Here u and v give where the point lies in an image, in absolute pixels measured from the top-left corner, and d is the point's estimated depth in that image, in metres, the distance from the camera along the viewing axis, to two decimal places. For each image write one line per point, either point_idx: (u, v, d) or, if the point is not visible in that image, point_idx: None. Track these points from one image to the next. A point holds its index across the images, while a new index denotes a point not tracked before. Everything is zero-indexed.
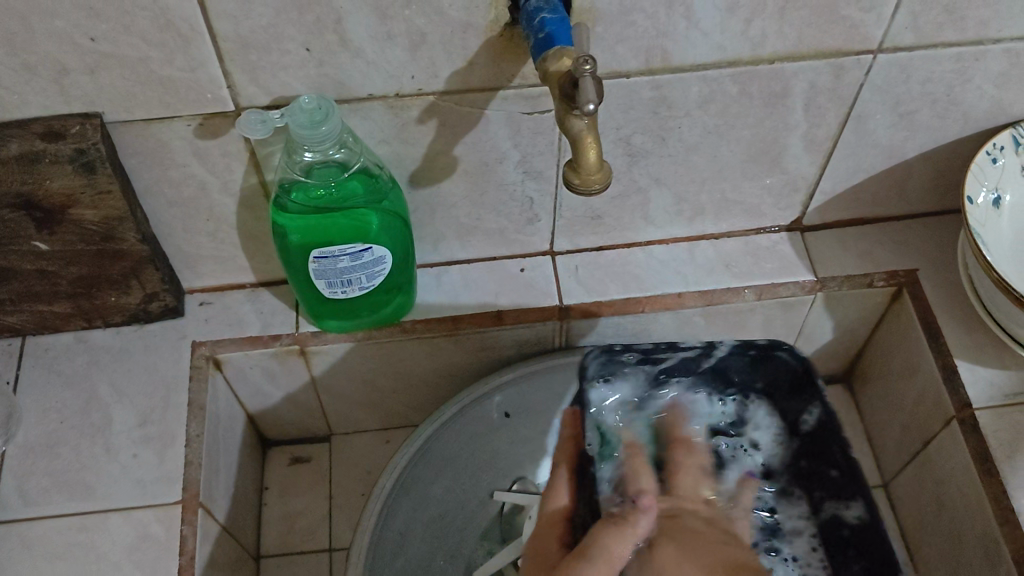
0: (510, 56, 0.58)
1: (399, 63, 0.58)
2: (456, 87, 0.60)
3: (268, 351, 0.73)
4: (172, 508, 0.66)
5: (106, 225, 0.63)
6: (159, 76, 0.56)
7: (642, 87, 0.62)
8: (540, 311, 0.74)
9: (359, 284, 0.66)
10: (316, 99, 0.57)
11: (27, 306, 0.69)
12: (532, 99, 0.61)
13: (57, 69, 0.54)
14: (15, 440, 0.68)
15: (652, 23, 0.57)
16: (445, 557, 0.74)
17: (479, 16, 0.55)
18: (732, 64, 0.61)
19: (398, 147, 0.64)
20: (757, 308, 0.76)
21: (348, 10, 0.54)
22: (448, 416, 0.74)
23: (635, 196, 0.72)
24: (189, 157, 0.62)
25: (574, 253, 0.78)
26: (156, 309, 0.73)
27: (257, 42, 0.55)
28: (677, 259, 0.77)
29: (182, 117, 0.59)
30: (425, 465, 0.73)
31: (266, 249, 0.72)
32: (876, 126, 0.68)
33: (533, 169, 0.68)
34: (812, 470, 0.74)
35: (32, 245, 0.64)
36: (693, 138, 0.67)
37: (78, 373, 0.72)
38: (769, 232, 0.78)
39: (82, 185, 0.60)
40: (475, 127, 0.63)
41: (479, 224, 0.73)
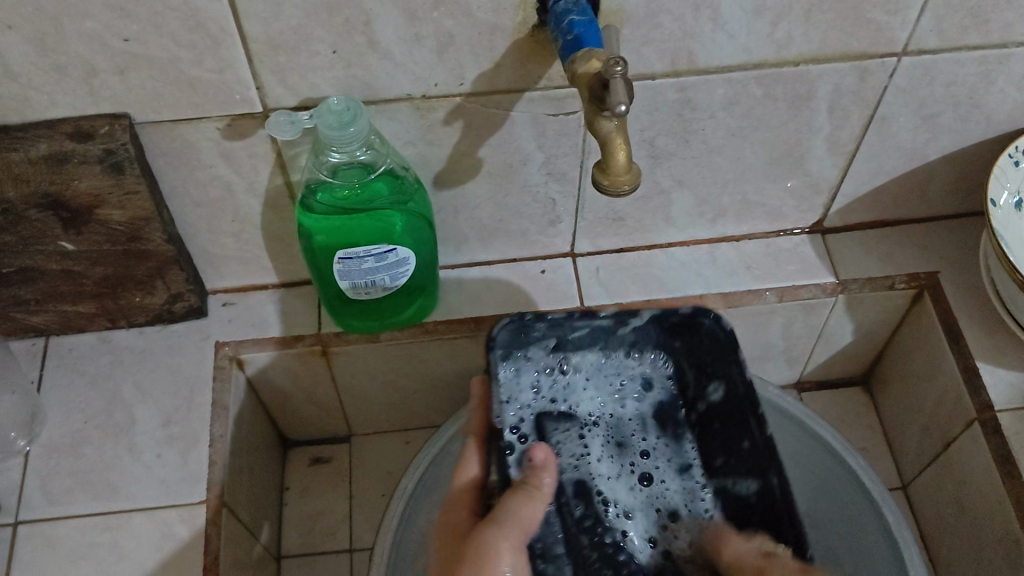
0: (537, 58, 0.58)
1: (425, 64, 0.58)
2: (482, 89, 0.60)
3: (290, 352, 0.73)
4: (196, 508, 0.66)
5: (133, 225, 0.64)
6: (188, 77, 0.56)
7: (666, 89, 0.62)
8: (561, 313, 0.74)
9: (383, 285, 0.67)
10: (344, 101, 0.57)
11: (52, 306, 0.69)
12: (557, 101, 0.62)
13: (87, 70, 0.55)
14: (40, 439, 0.69)
15: (679, 25, 0.57)
16: None
17: (507, 18, 0.55)
18: (757, 66, 0.61)
19: (423, 149, 0.64)
20: (779, 310, 0.76)
21: (377, 11, 0.54)
22: None
23: (657, 198, 0.72)
24: (216, 158, 0.62)
25: (595, 255, 0.78)
26: (179, 309, 0.73)
27: (286, 43, 0.55)
28: (698, 261, 0.77)
29: (210, 119, 0.59)
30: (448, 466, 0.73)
31: (289, 250, 0.72)
32: (899, 128, 0.68)
33: (556, 170, 0.68)
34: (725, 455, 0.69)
35: (58, 245, 0.64)
36: (716, 140, 0.67)
37: (102, 373, 0.72)
38: (789, 234, 0.79)
39: (110, 186, 0.60)
40: (500, 129, 0.63)
41: (501, 226, 0.73)
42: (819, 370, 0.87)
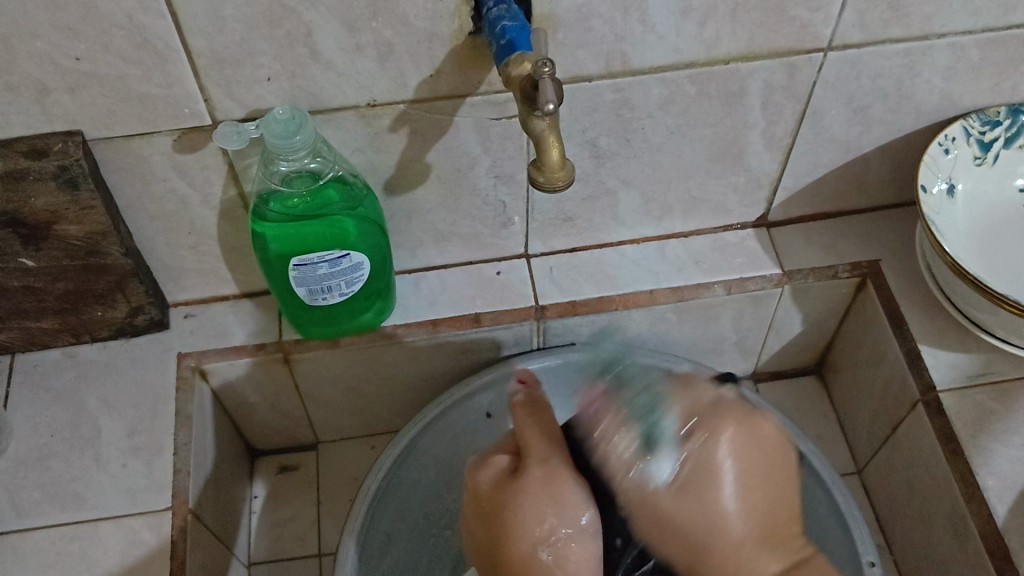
0: (475, 63, 0.60)
1: (368, 73, 0.60)
2: (425, 95, 0.62)
3: (253, 361, 0.75)
4: (163, 515, 0.67)
5: (91, 240, 0.65)
6: (137, 93, 0.58)
7: (604, 90, 0.64)
8: (516, 313, 0.76)
9: (338, 291, 0.69)
10: (289, 110, 0.59)
11: (14, 323, 0.71)
12: (498, 105, 0.64)
13: (39, 89, 0.57)
14: (6, 454, 0.70)
15: (610, 28, 0.60)
16: (431, 557, 0.78)
17: (443, 26, 0.58)
18: (689, 66, 0.64)
19: (371, 155, 0.66)
20: (728, 303, 0.79)
21: (318, 24, 0.56)
22: (431, 418, 0.76)
23: (603, 197, 0.75)
24: (169, 172, 0.64)
25: (548, 255, 0.80)
26: (142, 322, 0.74)
27: (231, 57, 0.57)
28: (649, 257, 0.79)
29: (161, 133, 0.61)
30: (408, 466, 0.75)
31: (248, 260, 0.74)
32: (832, 121, 0.71)
33: (504, 173, 0.70)
34: None
35: (18, 261, 0.65)
36: (657, 138, 0.70)
37: (66, 387, 0.73)
38: (735, 229, 0.81)
39: (67, 202, 0.62)
40: (444, 134, 0.66)
41: (454, 230, 0.75)
42: (772, 361, 0.89)
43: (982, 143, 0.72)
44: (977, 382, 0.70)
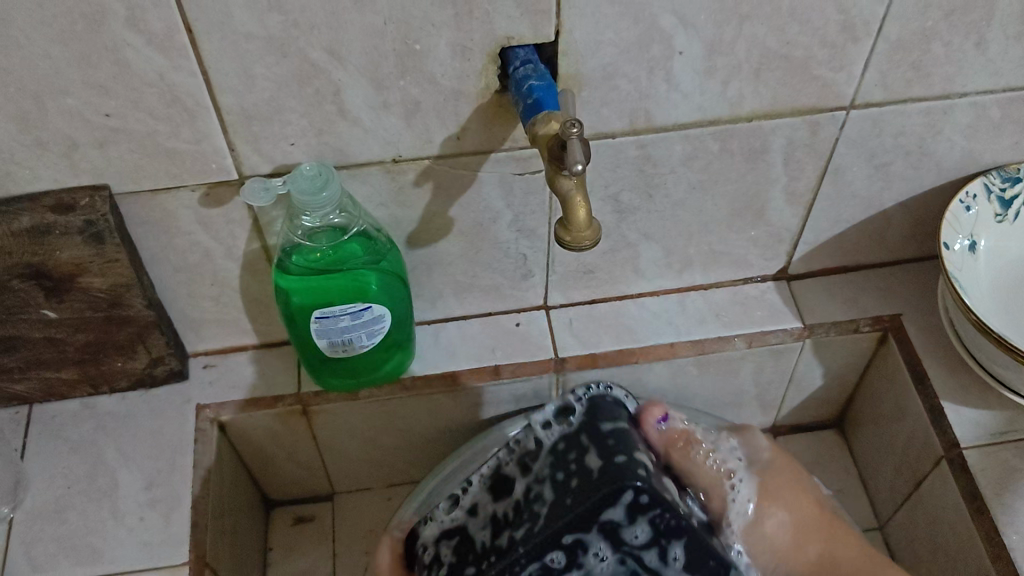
0: (501, 120, 0.61)
1: (394, 130, 0.60)
2: (449, 151, 0.63)
3: (271, 413, 0.74)
4: (179, 569, 0.66)
5: (114, 292, 0.65)
6: (166, 148, 0.59)
7: (627, 146, 0.64)
8: (536, 365, 0.76)
9: (360, 342, 0.68)
10: (317, 166, 0.60)
11: (34, 374, 0.71)
12: (522, 161, 0.64)
13: (68, 145, 0.57)
14: (23, 506, 0.69)
15: (635, 86, 0.60)
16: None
17: (470, 84, 0.58)
18: (712, 123, 0.64)
19: (395, 210, 0.67)
20: (749, 356, 0.78)
21: (346, 82, 0.57)
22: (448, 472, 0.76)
23: (624, 250, 0.75)
24: (194, 225, 0.65)
25: (568, 307, 0.80)
26: (161, 373, 0.74)
27: (260, 114, 0.58)
28: (668, 310, 0.79)
29: (188, 187, 0.62)
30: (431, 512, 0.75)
31: (269, 311, 0.74)
32: (853, 177, 0.71)
33: (526, 227, 0.70)
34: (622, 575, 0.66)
35: (41, 313, 0.65)
36: (678, 193, 0.70)
37: (85, 438, 0.73)
38: (755, 281, 0.81)
39: (92, 254, 0.62)
40: (468, 189, 0.66)
41: (475, 281, 0.75)
42: (792, 414, 0.88)
43: (1003, 201, 0.72)
44: (1001, 440, 0.70)
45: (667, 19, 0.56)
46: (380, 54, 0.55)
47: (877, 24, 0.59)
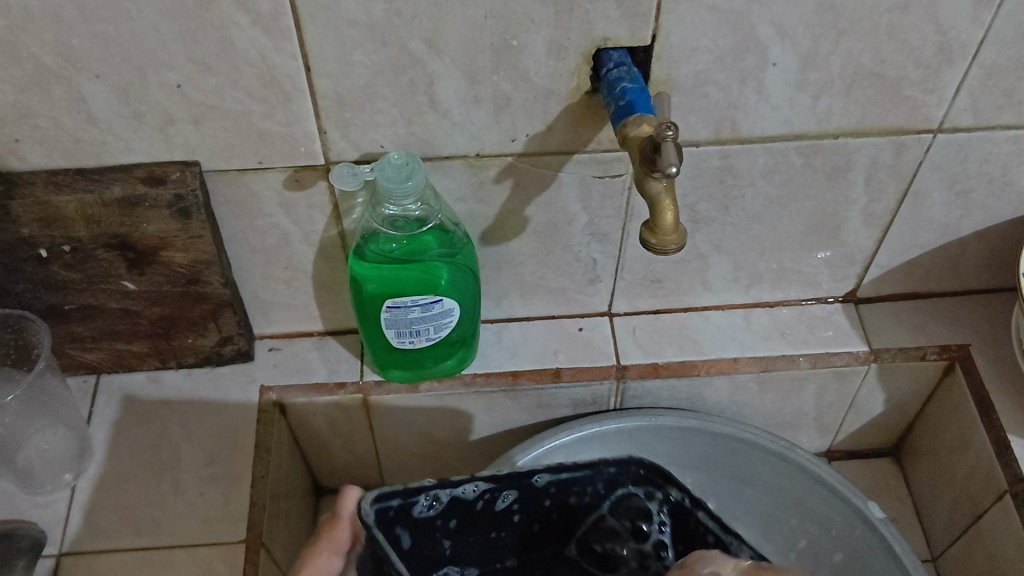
0: (588, 122, 0.61)
1: (482, 125, 0.61)
2: (533, 149, 0.63)
3: (332, 399, 0.75)
4: (236, 548, 0.67)
5: (193, 269, 0.66)
6: (259, 129, 0.60)
7: (710, 155, 0.64)
8: (598, 371, 0.76)
9: (426, 335, 0.70)
10: (404, 156, 0.60)
11: (107, 344, 0.72)
12: (604, 164, 0.64)
13: (165, 119, 0.58)
14: (86, 474, 0.70)
15: (725, 95, 0.60)
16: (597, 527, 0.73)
17: (562, 84, 0.59)
18: (798, 137, 0.64)
19: (473, 205, 0.67)
20: (812, 377, 0.77)
21: (441, 74, 0.57)
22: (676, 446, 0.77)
23: (695, 261, 0.75)
24: (276, 208, 0.66)
25: (633, 315, 0.80)
26: (229, 352, 0.75)
27: (353, 101, 0.59)
28: (734, 325, 0.79)
29: (274, 169, 0.63)
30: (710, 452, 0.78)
31: (338, 298, 0.75)
32: (933, 203, 0.70)
33: (599, 231, 0.71)
34: (533, 504, 0.71)
35: (121, 284, 0.66)
36: (756, 208, 0.70)
37: (150, 411, 0.74)
38: (822, 303, 0.80)
39: (176, 230, 0.63)
40: (548, 188, 0.66)
41: (543, 283, 0.76)
42: (849, 438, 0.87)
43: None
44: None
45: (765, 28, 0.56)
46: (477, 48, 0.56)
47: (974, 47, 0.58)
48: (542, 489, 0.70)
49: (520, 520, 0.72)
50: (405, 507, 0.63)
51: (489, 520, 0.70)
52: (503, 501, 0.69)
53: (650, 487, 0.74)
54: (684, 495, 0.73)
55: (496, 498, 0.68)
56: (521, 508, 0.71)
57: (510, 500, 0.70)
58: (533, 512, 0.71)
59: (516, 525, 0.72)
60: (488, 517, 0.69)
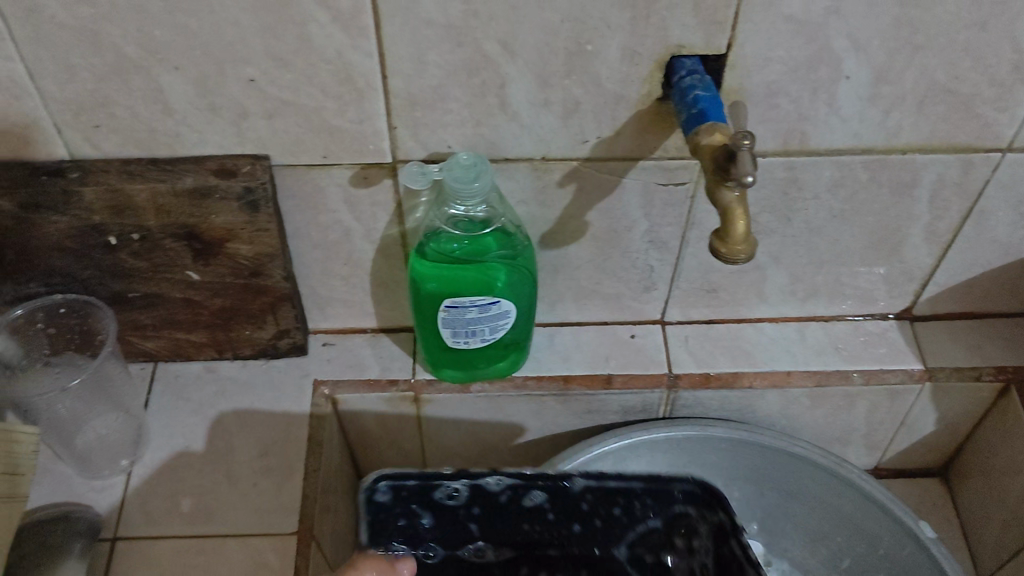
0: (656, 128, 0.61)
1: (551, 128, 0.61)
2: (599, 155, 0.63)
3: (384, 396, 0.76)
4: (288, 540, 0.67)
5: (257, 261, 0.67)
6: (330, 126, 0.60)
7: (776, 166, 0.64)
8: (649, 378, 0.76)
9: (481, 336, 0.70)
10: (472, 157, 0.61)
11: (166, 333, 0.73)
12: (668, 171, 0.65)
13: (239, 112, 0.59)
14: (141, 461, 0.71)
15: (795, 106, 0.60)
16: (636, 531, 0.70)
17: (633, 90, 0.59)
18: (866, 151, 0.63)
19: (535, 209, 0.68)
20: (864, 393, 0.77)
21: (513, 76, 0.58)
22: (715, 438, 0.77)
23: (752, 272, 0.75)
24: (340, 204, 0.67)
25: (686, 324, 0.80)
26: (284, 345, 0.76)
27: (425, 100, 0.59)
28: (787, 337, 0.79)
29: (342, 166, 0.63)
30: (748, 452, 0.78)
31: (394, 295, 0.76)
32: (997, 223, 0.70)
33: (658, 239, 0.71)
34: (561, 514, 0.69)
35: (186, 274, 0.67)
36: (817, 220, 0.69)
37: (205, 401, 0.75)
38: (877, 319, 0.80)
39: (244, 222, 0.64)
40: (611, 194, 0.66)
41: (597, 289, 0.76)
42: (897, 457, 0.87)
43: None
44: None
45: (841, 41, 0.56)
46: (551, 51, 0.56)
47: None
48: (572, 489, 0.67)
49: (556, 519, 0.69)
50: (424, 491, 0.65)
51: (502, 510, 0.68)
52: (535, 498, 0.68)
53: (703, 507, 0.68)
54: (729, 520, 0.66)
55: (525, 493, 0.67)
56: (547, 503, 0.68)
57: (553, 497, 0.68)
58: (557, 501, 0.68)
59: (551, 525, 0.69)
60: (516, 514, 0.68)
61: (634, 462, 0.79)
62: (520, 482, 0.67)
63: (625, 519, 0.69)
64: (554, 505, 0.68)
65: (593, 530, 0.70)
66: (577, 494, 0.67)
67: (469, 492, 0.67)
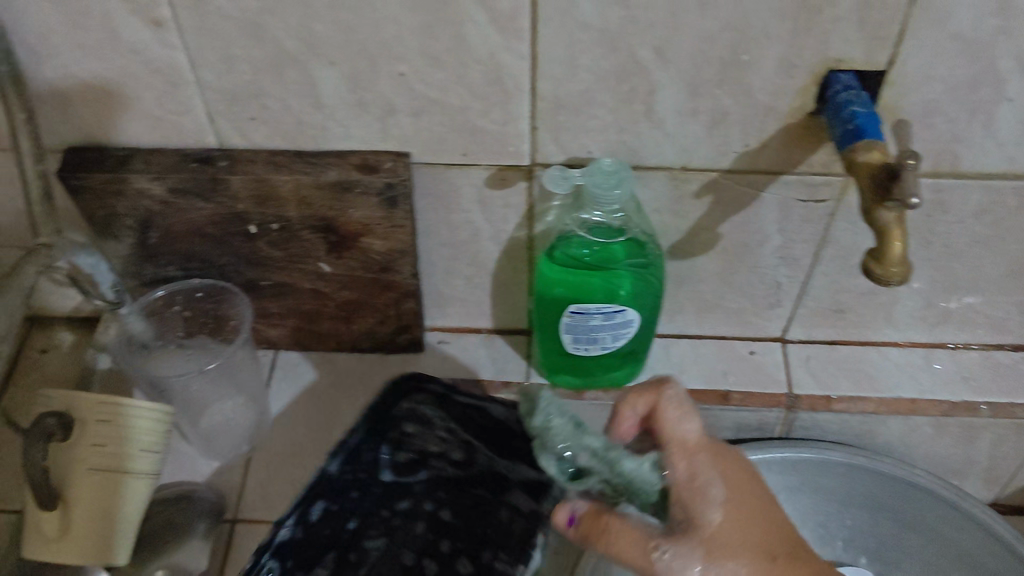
0: (803, 143, 0.60)
1: (695, 138, 0.60)
2: (741, 167, 0.62)
3: (497, 397, 0.76)
4: None
5: (389, 257, 0.67)
6: (473, 126, 0.61)
7: (923, 187, 0.63)
8: (768, 397, 0.74)
9: (602, 343, 0.69)
10: (615, 164, 0.60)
11: (292, 322, 0.74)
12: (810, 187, 0.63)
13: (386, 109, 0.60)
14: (262, 446, 0.73)
15: (951, 127, 0.58)
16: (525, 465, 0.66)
17: (784, 102, 0.58)
18: (1020, 177, 0.61)
19: (667, 219, 0.67)
20: (992, 427, 0.74)
21: (663, 84, 0.57)
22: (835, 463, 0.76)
23: (882, 294, 0.73)
24: (473, 205, 0.67)
25: (807, 343, 0.78)
26: (403, 341, 0.77)
27: (571, 104, 0.59)
28: (913, 363, 0.76)
29: (480, 166, 0.64)
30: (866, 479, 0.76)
31: (514, 298, 0.76)
32: None
33: (790, 255, 0.69)
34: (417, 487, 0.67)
35: (318, 266, 0.68)
36: (959, 245, 0.67)
37: (323, 390, 0.76)
38: (1008, 350, 0.77)
39: (381, 217, 0.64)
40: (747, 207, 0.65)
41: (720, 302, 0.75)
42: (1017, 494, 0.84)
43: None
44: None
45: (1009, 62, 0.54)
46: (706, 60, 0.55)
47: None
48: (375, 492, 0.66)
49: (409, 508, 0.67)
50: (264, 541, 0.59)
51: (378, 501, 0.66)
52: (317, 515, 0.62)
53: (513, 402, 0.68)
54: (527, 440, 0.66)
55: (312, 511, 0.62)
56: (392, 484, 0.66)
57: (441, 477, 0.68)
58: (385, 480, 0.67)
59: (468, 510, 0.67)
60: (380, 515, 0.66)
61: None
62: (359, 464, 0.65)
63: (406, 472, 0.67)
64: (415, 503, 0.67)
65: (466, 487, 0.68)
66: (490, 459, 0.68)
67: (358, 523, 0.65)
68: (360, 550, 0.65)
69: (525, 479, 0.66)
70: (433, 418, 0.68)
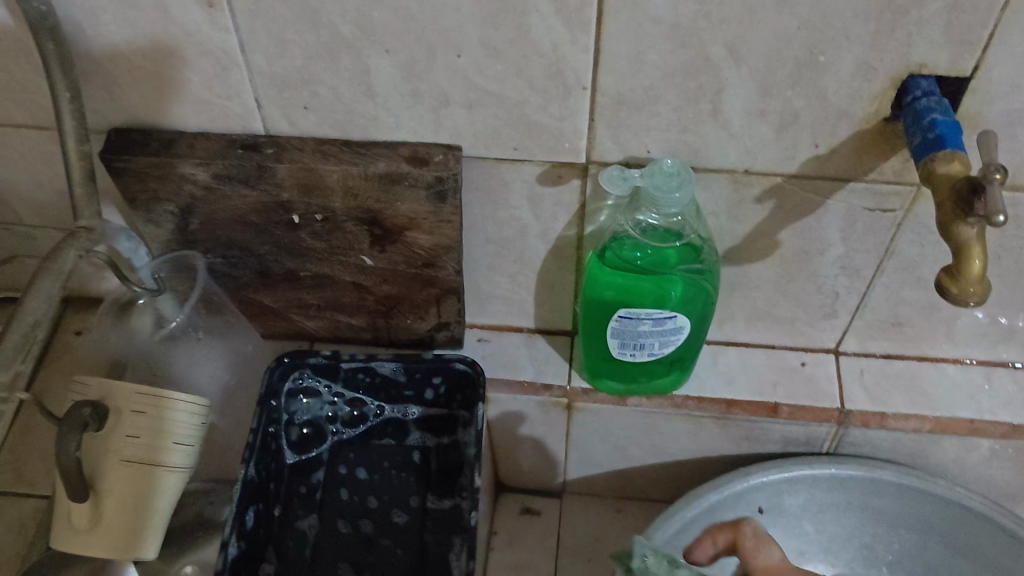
0: (875, 150, 0.57)
1: (761, 140, 0.58)
2: (807, 172, 0.59)
3: (537, 399, 0.74)
4: None
5: (433, 252, 0.65)
6: (530, 120, 0.58)
7: None
8: (818, 411, 0.72)
9: (649, 350, 0.67)
10: (677, 166, 0.57)
11: (328, 314, 0.73)
12: (879, 196, 0.60)
13: (440, 99, 0.57)
14: None
15: None
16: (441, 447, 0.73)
17: (859, 107, 0.55)
18: None
19: (724, 223, 0.64)
20: None
21: (732, 83, 0.54)
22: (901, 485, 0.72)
23: (945, 310, 0.70)
24: (523, 201, 0.64)
25: (862, 356, 0.75)
26: (442, 338, 0.75)
27: (633, 101, 0.56)
28: (972, 382, 0.73)
29: (533, 162, 0.61)
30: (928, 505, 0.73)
31: (558, 298, 0.73)
32: None
33: (851, 266, 0.67)
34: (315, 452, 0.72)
35: (360, 259, 0.66)
36: None
37: None
38: None
39: (428, 212, 0.62)
40: (810, 215, 0.63)
41: (772, 311, 0.72)
42: None
43: None
44: None
45: None
46: (780, 60, 0.53)
47: None
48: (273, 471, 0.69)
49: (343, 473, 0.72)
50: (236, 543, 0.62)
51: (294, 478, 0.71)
52: (252, 524, 0.65)
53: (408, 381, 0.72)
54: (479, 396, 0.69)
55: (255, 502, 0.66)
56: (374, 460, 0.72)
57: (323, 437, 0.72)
58: (305, 456, 0.72)
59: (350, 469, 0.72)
60: (308, 485, 0.71)
61: (790, 497, 0.76)
62: (288, 444, 0.71)
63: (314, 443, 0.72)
64: (314, 470, 0.71)
65: (365, 452, 0.73)
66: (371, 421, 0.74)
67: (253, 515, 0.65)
68: (294, 533, 0.69)
69: (426, 422, 0.74)
70: (324, 390, 0.71)
